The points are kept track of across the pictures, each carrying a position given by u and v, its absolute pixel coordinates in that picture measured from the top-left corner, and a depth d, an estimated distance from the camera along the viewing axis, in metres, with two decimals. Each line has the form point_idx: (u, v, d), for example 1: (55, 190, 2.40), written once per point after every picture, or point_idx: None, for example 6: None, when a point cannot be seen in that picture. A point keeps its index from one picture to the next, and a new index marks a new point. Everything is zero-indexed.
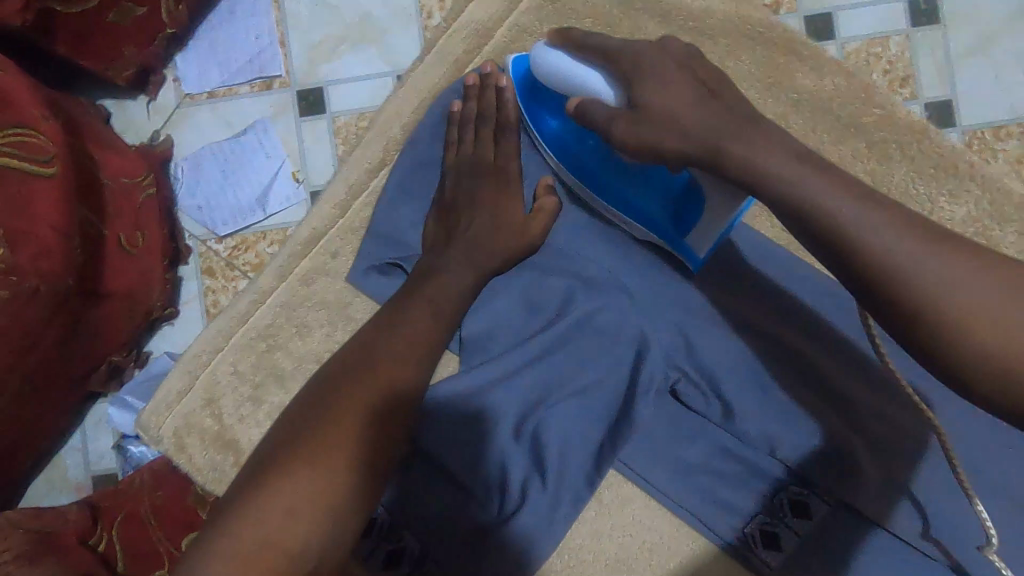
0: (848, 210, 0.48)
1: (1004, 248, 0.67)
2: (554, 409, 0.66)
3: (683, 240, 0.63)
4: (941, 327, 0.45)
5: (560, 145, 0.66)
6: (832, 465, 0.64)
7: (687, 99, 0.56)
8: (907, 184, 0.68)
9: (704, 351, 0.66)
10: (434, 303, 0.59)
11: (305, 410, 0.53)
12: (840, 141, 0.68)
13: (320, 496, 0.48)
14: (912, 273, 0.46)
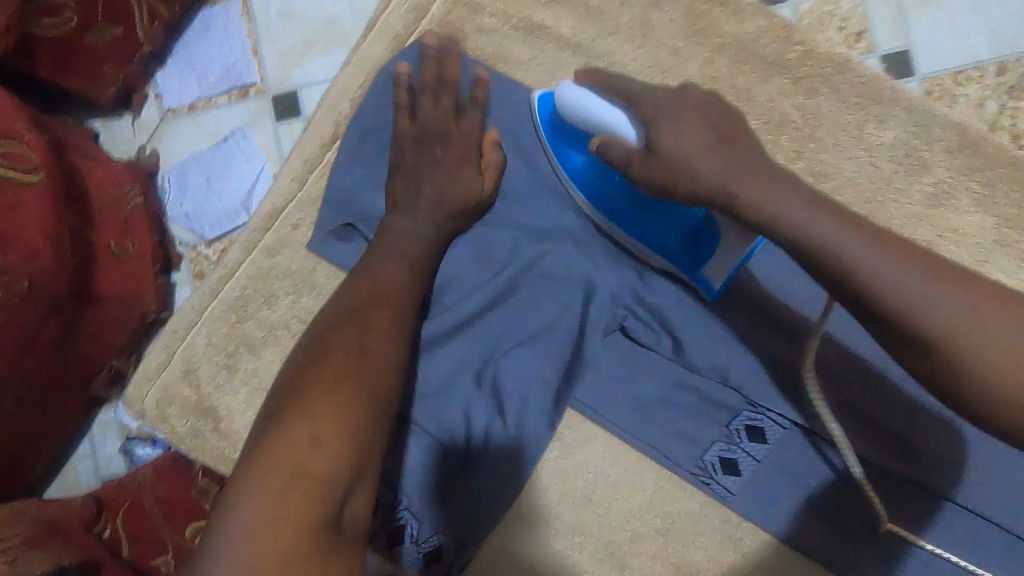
0: (872, 259, 0.49)
1: (935, 168, 0.69)
2: (517, 354, 0.70)
3: (700, 272, 0.65)
4: (980, 380, 0.46)
5: (586, 183, 0.68)
6: (780, 386, 0.67)
7: (703, 145, 0.57)
8: (834, 115, 0.70)
9: (649, 289, 0.70)
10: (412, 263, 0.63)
11: (302, 366, 0.55)
12: (767, 79, 0.71)
13: (342, 421, 0.51)
14: (946, 329, 0.47)
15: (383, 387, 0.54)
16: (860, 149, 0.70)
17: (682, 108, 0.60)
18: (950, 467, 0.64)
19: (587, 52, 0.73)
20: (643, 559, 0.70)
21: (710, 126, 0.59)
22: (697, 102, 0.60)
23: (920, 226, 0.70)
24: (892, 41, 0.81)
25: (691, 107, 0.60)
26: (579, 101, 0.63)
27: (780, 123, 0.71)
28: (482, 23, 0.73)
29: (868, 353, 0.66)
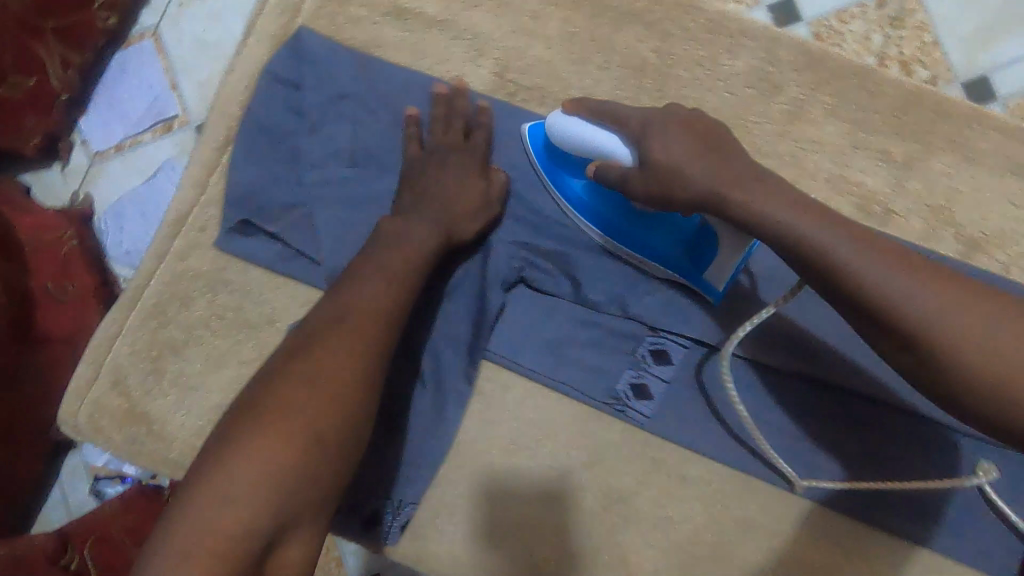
0: (865, 268, 0.53)
1: (788, 88, 0.75)
2: (430, 316, 0.72)
3: (701, 276, 0.68)
4: (958, 368, 0.50)
5: (586, 205, 0.70)
6: (674, 307, 0.71)
7: (697, 157, 0.60)
8: (689, 52, 0.76)
9: (541, 237, 0.74)
10: (386, 274, 0.63)
11: (258, 398, 0.54)
12: (622, 28, 0.76)
13: (260, 482, 0.49)
14: (923, 323, 0.51)
15: (330, 424, 0.53)
16: (716, 80, 0.75)
17: (679, 125, 0.62)
18: (838, 357, 0.69)
19: (452, 27, 0.77)
20: (577, 491, 0.73)
21: (699, 139, 0.62)
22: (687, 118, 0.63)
23: (785, 142, 0.75)
24: None
25: (689, 123, 0.62)
26: (570, 127, 0.66)
27: (641, 67, 0.76)
28: (350, 13, 0.78)
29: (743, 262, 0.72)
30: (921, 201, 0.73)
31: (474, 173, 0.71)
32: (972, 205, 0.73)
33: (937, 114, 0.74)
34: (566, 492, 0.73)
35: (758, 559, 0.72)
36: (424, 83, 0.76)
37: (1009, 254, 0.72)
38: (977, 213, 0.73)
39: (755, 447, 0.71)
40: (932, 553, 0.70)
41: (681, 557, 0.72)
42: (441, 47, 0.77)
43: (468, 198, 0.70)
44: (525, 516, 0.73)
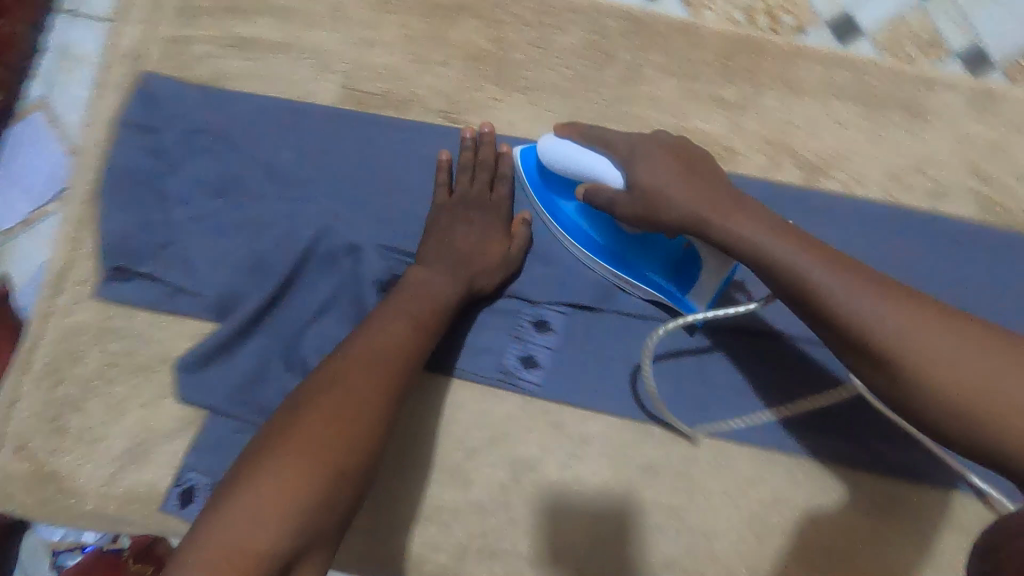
0: (845, 295, 0.52)
1: (620, 53, 0.79)
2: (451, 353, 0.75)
3: (685, 297, 0.71)
4: (923, 383, 0.49)
5: (574, 227, 0.74)
6: (543, 277, 0.75)
7: (675, 184, 0.62)
8: (522, 35, 0.79)
9: (408, 232, 0.76)
10: (405, 310, 0.67)
11: (294, 419, 0.58)
12: (457, 23, 0.80)
13: (286, 503, 0.52)
14: (887, 342, 0.50)
15: (355, 458, 0.57)
16: (551, 56, 0.79)
17: (667, 154, 0.64)
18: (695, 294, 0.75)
19: (292, 48, 0.80)
20: (486, 470, 0.75)
21: (680, 164, 0.64)
22: (671, 146, 0.66)
23: (625, 104, 0.79)
24: None
25: (676, 153, 0.65)
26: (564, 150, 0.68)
27: (479, 56, 0.79)
28: (191, 52, 0.81)
29: None
30: (759, 138, 0.78)
31: (458, 213, 0.74)
32: (805, 134, 0.78)
33: (760, 55, 0.79)
34: (476, 473, 0.75)
35: (666, 501, 0.75)
36: (278, 106, 0.78)
37: (845, 173, 0.78)
38: (811, 139, 0.78)
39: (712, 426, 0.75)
40: (828, 463, 0.75)
41: (595, 513, 0.74)
42: (286, 69, 0.80)
43: (482, 241, 0.73)
44: (442, 503, 0.75)
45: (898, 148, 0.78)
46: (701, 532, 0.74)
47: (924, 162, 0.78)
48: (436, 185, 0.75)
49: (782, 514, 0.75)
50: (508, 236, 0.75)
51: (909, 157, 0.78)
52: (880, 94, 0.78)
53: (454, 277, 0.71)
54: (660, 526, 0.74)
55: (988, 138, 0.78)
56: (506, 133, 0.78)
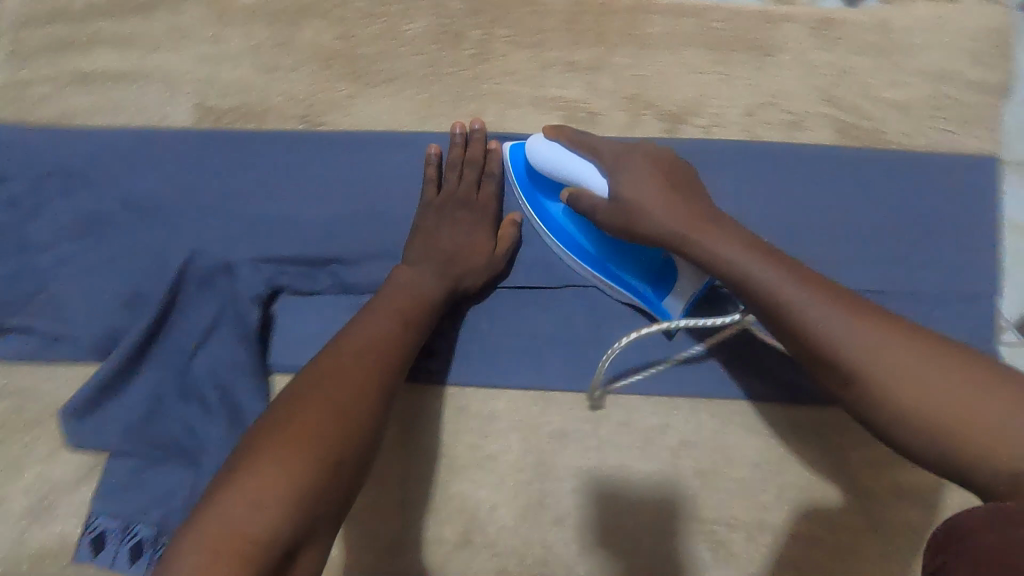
0: (813, 314, 0.55)
1: (470, 33, 0.79)
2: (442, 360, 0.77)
3: (660, 303, 0.72)
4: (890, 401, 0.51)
5: (558, 226, 0.74)
6: None
7: (654, 199, 0.65)
8: (370, 29, 0.79)
9: (283, 243, 0.75)
10: (393, 308, 0.67)
11: (290, 408, 0.57)
12: (303, 26, 0.79)
13: (286, 490, 0.52)
14: (852, 361, 0.53)
15: (356, 448, 0.57)
16: (402, 45, 0.79)
17: (648, 172, 0.67)
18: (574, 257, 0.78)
19: (138, 74, 0.79)
20: (402, 464, 0.76)
21: (663, 180, 0.66)
22: (657, 163, 0.68)
23: (483, 84, 0.79)
24: None
25: (657, 170, 0.67)
26: (548, 154, 0.69)
27: (330, 56, 0.79)
28: (34, 94, 0.78)
29: None
30: (617, 96, 0.80)
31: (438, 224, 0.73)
32: (661, 87, 0.80)
33: (605, 15, 0.80)
34: (392, 469, 0.76)
35: (581, 463, 0.77)
36: (133, 137, 0.76)
37: (704, 118, 0.79)
38: (667, 91, 0.80)
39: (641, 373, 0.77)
40: (727, 396, 0.77)
41: (514, 487, 0.76)
42: (134, 96, 0.78)
43: (470, 241, 0.73)
44: (365, 503, 0.76)
45: (752, 87, 0.80)
46: (619, 486, 0.76)
47: (778, 96, 0.80)
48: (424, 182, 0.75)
49: (694, 456, 0.77)
50: (494, 242, 0.75)
51: (763, 93, 0.80)
52: (727, 36, 0.80)
53: (441, 281, 0.71)
54: (579, 488, 0.76)
55: (835, 63, 0.80)
56: (370, 128, 0.78)
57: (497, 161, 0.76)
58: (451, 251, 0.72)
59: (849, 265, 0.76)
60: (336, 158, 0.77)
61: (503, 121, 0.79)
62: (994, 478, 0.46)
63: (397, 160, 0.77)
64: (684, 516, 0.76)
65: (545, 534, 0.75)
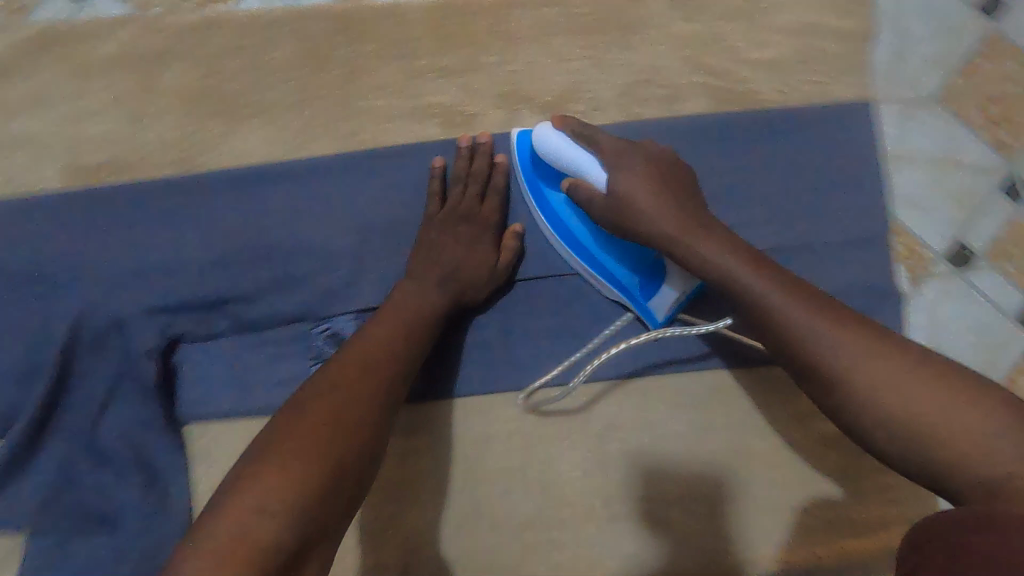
0: (800, 319, 0.57)
1: (334, 52, 0.79)
2: (437, 374, 0.77)
3: (646, 303, 0.74)
4: (873, 406, 0.53)
5: (554, 218, 0.75)
6: (322, 292, 0.76)
7: (650, 201, 0.66)
8: (233, 63, 0.78)
9: (175, 291, 0.75)
10: (398, 324, 0.68)
11: (296, 411, 0.57)
12: (165, 69, 0.78)
13: (289, 497, 0.51)
14: (840, 367, 0.54)
15: (358, 456, 0.56)
16: (268, 74, 0.78)
17: (647, 176, 0.67)
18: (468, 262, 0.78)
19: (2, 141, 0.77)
20: None
21: (662, 183, 0.67)
22: (659, 165, 0.69)
23: (356, 101, 0.79)
24: None
25: (656, 172, 0.68)
26: (555, 141, 0.70)
27: (197, 96, 0.78)
28: None
29: (359, 221, 0.78)
30: (491, 94, 0.80)
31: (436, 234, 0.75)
32: (534, 78, 0.80)
33: (468, 14, 0.80)
34: None
35: (509, 463, 0.77)
36: (5, 206, 0.75)
37: (581, 103, 0.80)
38: (540, 82, 0.80)
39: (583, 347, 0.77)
40: (644, 374, 0.78)
41: (446, 496, 0.76)
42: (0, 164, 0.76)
43: (466, 252, 0.74)
44: None
45: (623, 66, 0.80)
46: (548, 478, 0.77)
47: (650, 70, 0.81)
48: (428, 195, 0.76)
49: (618, 436, 0.78)
50: (494, 254, 0.75)
51: (636, 70, 0.80)
52: (592, 19, 0.80)
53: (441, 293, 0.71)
54: (508, 486, 0.77)
55: (701, 30, 0.81)
56: (246, 163, 0.78)
57: (501, 170, 0.77)
58: (447, 261, 0.73)
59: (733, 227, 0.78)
60: (217, 199, 0.77)
61: (382, 135, 0.79)
62: (970, 482, 0.48)
63: (279, 190, 0.78)
64: (616, 496, 0.77)
65: (481, 537, 0.76)
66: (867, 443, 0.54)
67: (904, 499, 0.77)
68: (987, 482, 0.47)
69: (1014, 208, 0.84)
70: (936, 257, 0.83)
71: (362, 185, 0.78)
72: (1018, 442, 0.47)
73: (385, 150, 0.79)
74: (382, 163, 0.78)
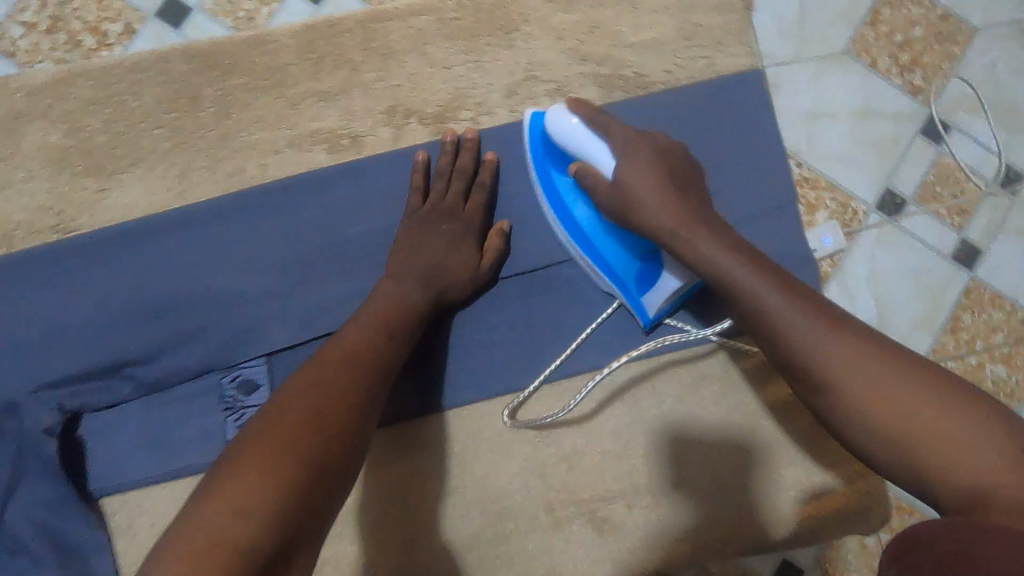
0: (797, 323, 0.56)
1: (204, 92, 0.76)
2: (426, 388, 0.76)
3: (639, 297, 0.74)
4: (859, 410, 0.52)
5: (557, 202, 0.74)
6: (226, 339, 0.73)
7: (650, 194, 0.65)
8: (98, 117, 0.75)
9: (67, 362, 0.71)
10: (379, 321, 0.66)
11: (276, 412, 0.56)
12: (27, 133, 0.75)
13: (266, 498, 0.50)
14: (827, 370, 0.54)
15: (342, 456, 0.56)
16: (136, 124, 0.75)
17: (647, 166, 0.67)
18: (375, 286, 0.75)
19: None
20: None
21: (666, 178, 0.66)
22: (666, 158, 0.68)
23: (235, 139, 0.76)
24: None
25: (656, 165, 0.67)
26: (570, 123, 0.69)
27: (65, 156, 0.75)
28: None
29: (255, 261, 0.75)
30: (375, 113, 0.78)
31: (432, 236, 0.73)
32: (417, 91, 0.78)
33: (338, 35, 0.77)
34: None
35: (450, 483, 0.76)
36: None
37: (468, 111, 0.79)
38: (422, 94, 0.78)
39: (526, 348, 0.77)
40: (569, 373, 0.78)
41: (392, 527, 0.75)
42: None
43: (455, 256, 0.73)
44: None
45: (503, 67, 0.79)
46: (488, 495, 0.76)
47: (533, 68, 0.80)
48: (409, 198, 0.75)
49: (551, 441, 0.77)
50: (478, 254, 0.74)
51: (519, 70, 0.79)
52: (466, 24, 0.79)
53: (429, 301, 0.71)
54: (449, 508, 0.76)
55: (579, 20, 0.80)
56: (126, 218, 0.75)
57: (490, 164, 0.76)
58: (437, 265, 0.72)
59: None
60: (100, 261, 0.73)
61: (266, 171, 0.77)
62: (956, 493, 0.47)
63: (162, 243, 0.74)
64: (558, 503, 0.77)
65: (428, 565, 0.75)
66: (851, 445, 0.54)
67: (841, 458, 0.79)
68: (971, 490, 0.47)
69: (934, 148, 0.95)
70: (869, 209, 0.94)
71: (251, 225, 0.76)
72: (1007, 457, 0.46)
73: (270, 186, 0.76)
74: (269, 200, 0.76)
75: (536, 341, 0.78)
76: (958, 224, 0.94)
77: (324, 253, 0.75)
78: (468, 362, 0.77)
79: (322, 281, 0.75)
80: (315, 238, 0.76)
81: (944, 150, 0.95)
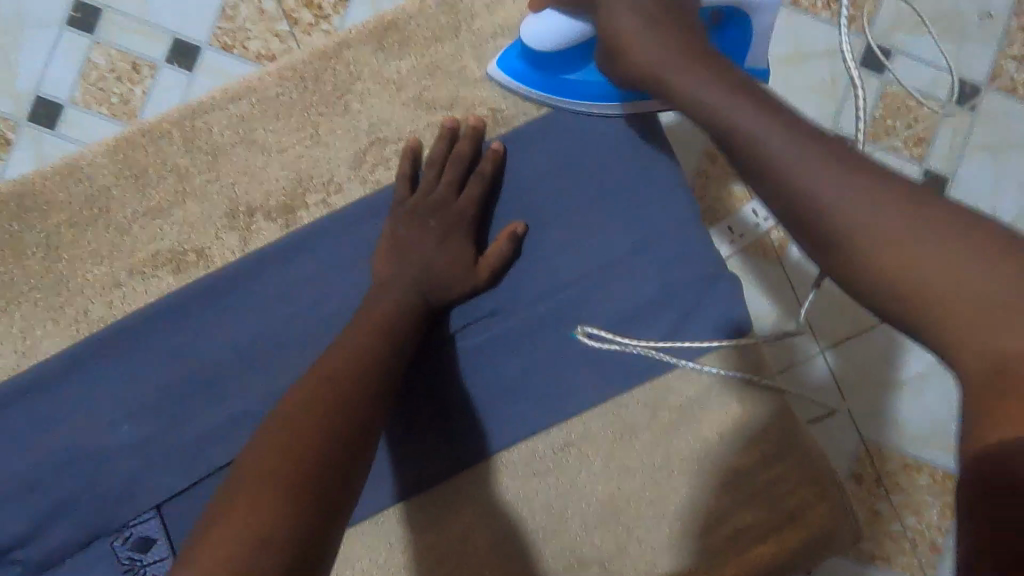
0: (798, 156, 0.49)
1: (36, 226, 0.69)
2: (416, 440, 0.70)
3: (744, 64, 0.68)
4: (860, 265, 0.46)
5: (592, 90, 0.69)
6: (108, 497, 0.67)
7: (643, 38, 0.59)
8: None
9: None
10: (371, 323, 0.63)
11: (279, 433, 0.54)
12: None
13: (289, 524, 0.47)
14: (833, 203, 0.47)
15: (354, 475, 0.53)
16: None
17: (656, 34, 0.59)
18: (255, 405, 0.68)
19: None
20: None
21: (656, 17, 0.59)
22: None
23: (71, 281, 0.70)
24: (146, 41, 0.78)
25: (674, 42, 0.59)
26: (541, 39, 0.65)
27: None
28: None
29: (119, 404, 0.68)
30: (216, 220, 0.70)
31: (427, 232, 0.68)
32: (255, 186, 0.71)
33: (157, 141, 0.70)
34: None
35: None
36: None
37: (316, 193, 0.71)
38: (262, 186, 0.71)
39: (457, 419, 0.71)
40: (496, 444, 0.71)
41: None
42: None
43: (444, 256, 0.68)
44: None
45: (348, 130, 0.72)
46: None
47: (378, 129, 0.72)
48: (391, 194, 0.70)
49: (487, 522, 0.71)
50: (476, 254, 0.69)
51: (362, 135, 0.72)
52: (296, 95, 0.71)
53: (421, 309, 0.66)
54: None
55: (417, 64, 0.72)
56: None
57: (500, 155, 0.70)
58: (430, 262, 0.67)
59: (528, 260, 0.71)
60: None
61: (113, 308, 0.70)
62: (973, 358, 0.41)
63: (15, 413, 0.68)
64: None
65: None
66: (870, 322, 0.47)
67: (805, 469, 0.72)
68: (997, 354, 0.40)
69: (877, 78, 0.85)
70: None
71: (106, 375, 0.68)
72: None
73: (115, 328, 0.68)
74: (115, 340, 0.68)
75: (479, 396, 0.71)
76: (917, 154, 0.84)
77: (192, 376, 0.68)
78: (386, 456, 0.70)
79: (196, 411, 0.68)
80: (178, 364, 0.68)
81: (889, 77, 0.84)
